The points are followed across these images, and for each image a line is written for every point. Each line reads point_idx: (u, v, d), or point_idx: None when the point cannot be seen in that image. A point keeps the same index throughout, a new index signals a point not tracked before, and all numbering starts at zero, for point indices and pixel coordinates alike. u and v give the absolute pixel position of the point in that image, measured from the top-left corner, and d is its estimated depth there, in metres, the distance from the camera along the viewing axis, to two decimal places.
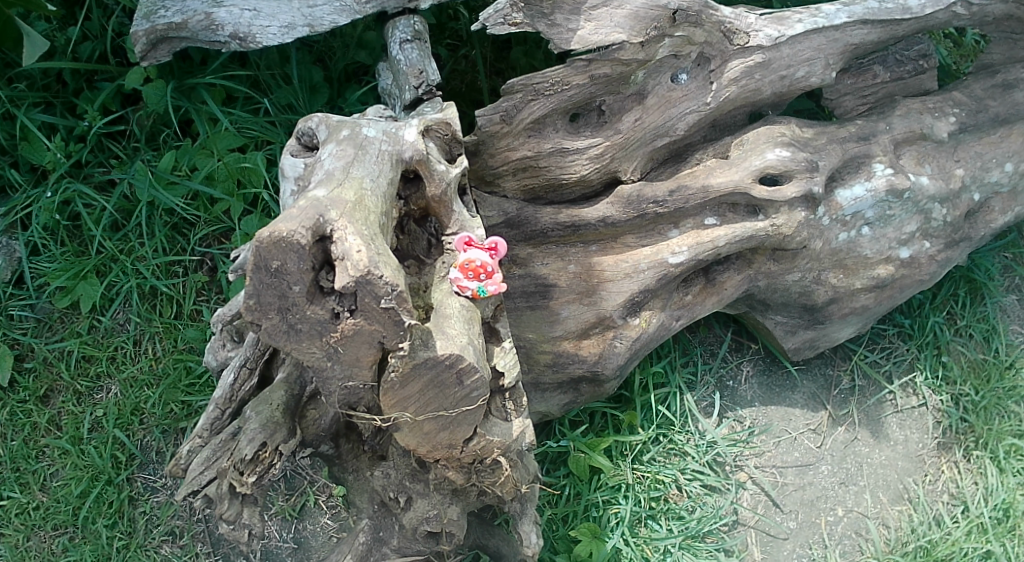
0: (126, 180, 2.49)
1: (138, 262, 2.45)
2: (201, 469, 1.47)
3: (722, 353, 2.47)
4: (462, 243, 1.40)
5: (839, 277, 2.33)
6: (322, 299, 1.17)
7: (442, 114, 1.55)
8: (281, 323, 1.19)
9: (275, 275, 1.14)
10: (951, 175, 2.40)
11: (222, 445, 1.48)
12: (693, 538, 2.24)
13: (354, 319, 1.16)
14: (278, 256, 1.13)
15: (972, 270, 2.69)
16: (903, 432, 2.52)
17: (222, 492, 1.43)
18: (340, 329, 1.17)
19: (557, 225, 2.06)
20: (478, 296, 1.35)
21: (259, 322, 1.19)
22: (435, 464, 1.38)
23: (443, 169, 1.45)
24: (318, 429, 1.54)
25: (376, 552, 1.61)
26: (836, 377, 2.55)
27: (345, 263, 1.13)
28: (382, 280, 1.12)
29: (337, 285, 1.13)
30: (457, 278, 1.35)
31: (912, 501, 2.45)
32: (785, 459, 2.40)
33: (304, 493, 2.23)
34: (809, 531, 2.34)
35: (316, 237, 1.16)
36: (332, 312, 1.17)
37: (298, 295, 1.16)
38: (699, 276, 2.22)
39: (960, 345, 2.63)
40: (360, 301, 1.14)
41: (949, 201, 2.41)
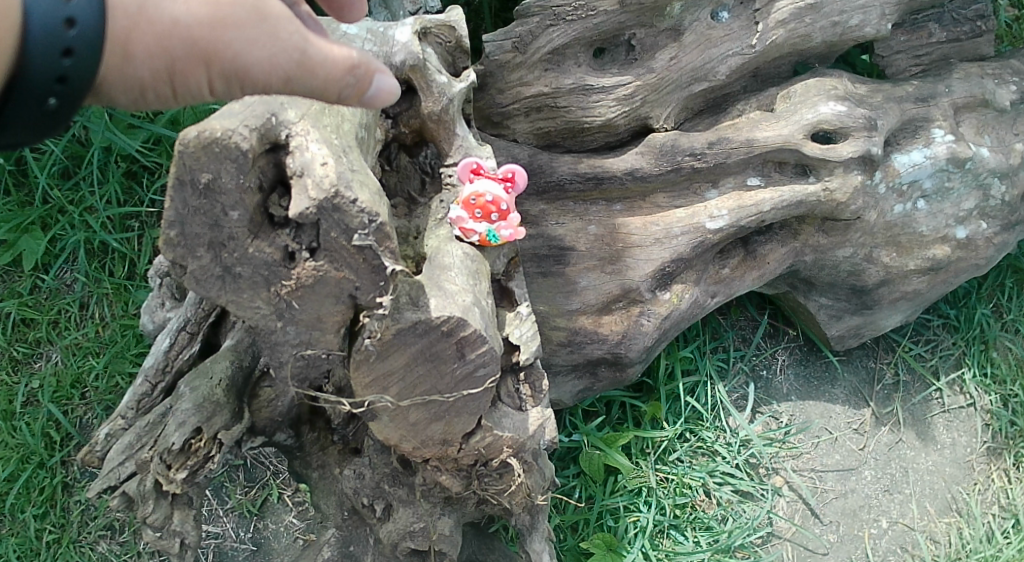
0: (79, 122, 2.13)
1: (87, 214, 2.12)
2: (121, 459, 1.18)
3: (756, 340, 2.17)
4: (468, 172, 1.08)
5: (893, 256, 2.01)
6: (271, 234, 0.89)
7: (444, 14, 1.22)
8: (213, 264, 0.90)
9: (205, 195, 0.85)
10: (1010, 150, 2.07)
11: (148, 428, 1.19)
12: (724, 553, 1.91)
13: (315, 261, 0.88)
14: (209, 167, 0.83)
15: (1021, 259, 2.38)
16: (950, 434, 2.21)
17: (145, 491, 1.15)
18: (295, 275, 0.89)
19: (576, 176, 1.73)
20: (486, 242, 1.04)
21: (184, 261, 0.91)
22: (424, 465, 1.07)
23: (444, 81, 1.15)
24: (273, 413, 1.24)
25: None
26: (879, 371, 2.25)
27: (303, 182, 0.85)
28: (355, 208, 0.83)
29: (291, 211, 0.84)
30: (461, 219, 1.03)
31: (961, 514, 2.12)
32: (825, 462, 2.09)
33: (267, 486, 1.89)
34: (851, 545, 2.02)
35: (264, 145, 0.87)
36: (285, 251, 0.89)
37: (236, 223, 0.87)
38: (736, 247, 1.91)
39: (1008, 340, 2.32)
40: (323, 236, 0.86)
41: (1009, 177, 2.06)
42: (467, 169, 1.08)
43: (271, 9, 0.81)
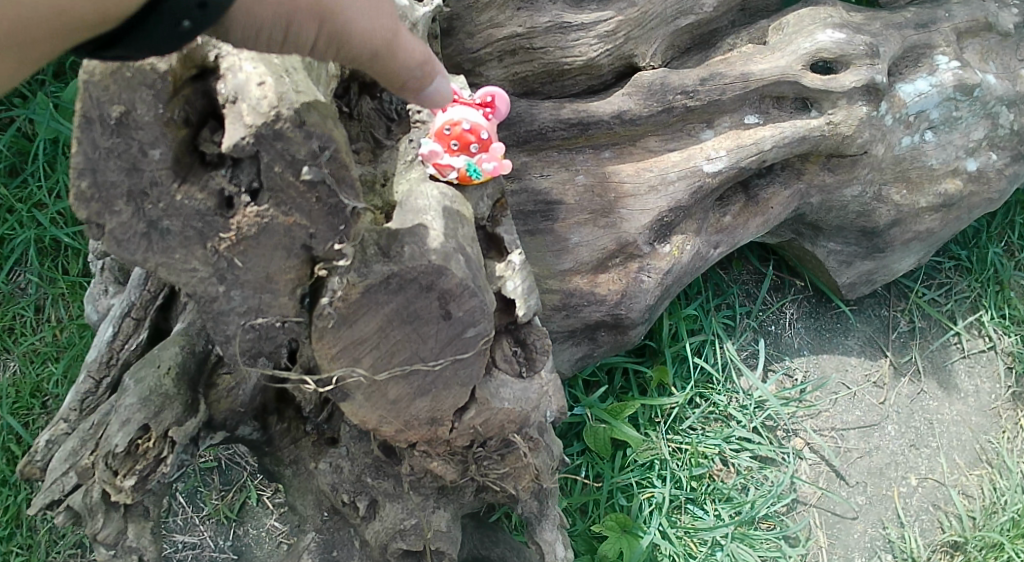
0: (24, 115, 1.97)
1: (37, 210, 1.94)
2: (64, 470, 1.05)
3: (762, 296, 2.03)
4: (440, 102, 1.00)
5: (902, 194, 1.87)
6: (203, 178, 0.78)
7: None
8: (137, 222, 0.77)
9: (119, 134, 0.73)
10: (1016, 75, 1.93)
11: (93, 428, 1.06)
12: (748, 525, 1.77)
13: (257, 206, 0.78)
14: (121, 95, 0.72)
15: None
16: (973, 381, 2.08)
17: (92, 503, 1.01)
18: (235, 226, 0.79)
19: (559, 122, 1.56)
20: (466, 178, 0.96)
21: (101, 219, 0.77)
22: (412, 452, 1.00)
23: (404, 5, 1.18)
24: (235, 404, 1.08)
25: None
26: (893, 319, 2.11)
27: (238, 108, 0.74)
28: (301, 135, 0.75)
29: (224, 145, 0.74)
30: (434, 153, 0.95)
31: (993, 465, 1.99)
32: (845, 420, 1.96)
33: (243, 488, 1.72)
34: (880, 507, 1.89)
35: (189, 71, 0.78)
36: (220, 195, 0.78)
37: (159, 164, 0.75)
38: (737, 193, 1.76)
39: (1021, 278, 2.19)
40: (268, 174, 0.76)
41: (1017, 105, 1.94)
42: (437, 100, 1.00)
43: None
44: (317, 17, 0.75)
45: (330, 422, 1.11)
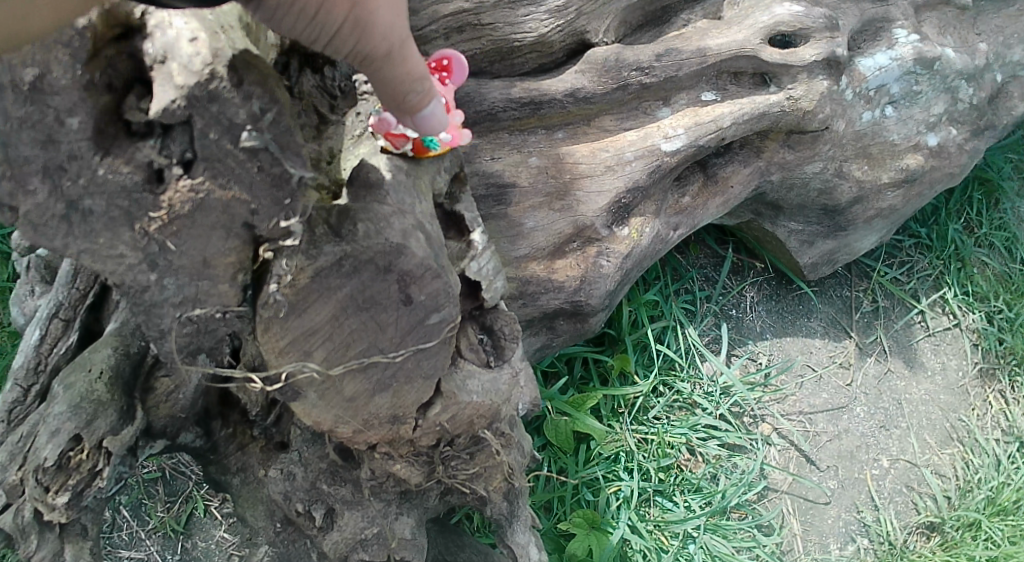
0: None
1: None
2: None
3: (722, 279, 1.98)
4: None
5: (864, 170, 1.82)
6: (129, 148, 0.71)
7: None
8: (54, 204, 0.70)
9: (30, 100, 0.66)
10: (975, 49, 1.91)
11: (23, 437, 0.99)
12: (720, 515, 1.72)
13: (192, 179, 0.72)
14: (35, 58, 0.66)
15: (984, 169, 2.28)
16: (939, 359, 2.07)
17: (25, 522, 0.95)
18: (166, 203, 0.72)
19: (512, 102, 1.47)
20: (424, 151, 0.93)
21: (15, 202, 0.69)
22: (370, 456, 0.96)
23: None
24: (175, 409, 0.99)
25: None
26: (855, 299, 2.09)
27: (166, 69, 0.70)
28: (238, 96, 0.69)
29: (153, 108, 0.69)
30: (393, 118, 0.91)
31: (964, 444, 1.98)
32: (812, 404, 1.92)
33: (190, 499, 1.61)
34: (854, 490, 1.85)
35: (111, 30, 0.73)
36: (149, 168, 0.71)
37: (78, 133, 0.68)
38: (695, 173, 1.71)
39: (982, 256, 2.19)
40: (202, 140, 0.70)
41: (975, 79, 1.92)
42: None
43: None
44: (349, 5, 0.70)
45: (278, 424, 1.04)
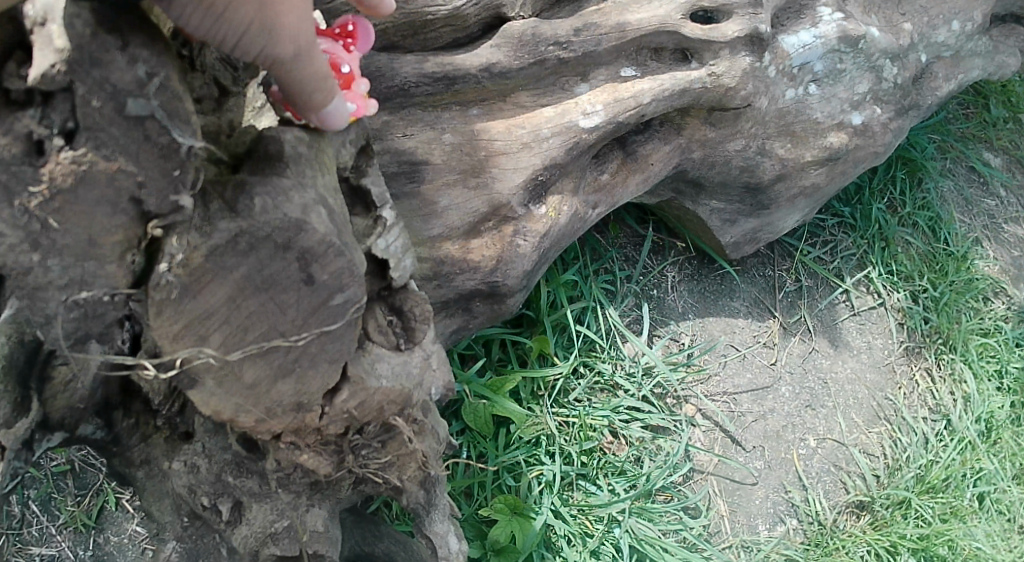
0: None
1: None
2: None
3: (642, 259, 1.98)
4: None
5: (786, 148, 1.85)
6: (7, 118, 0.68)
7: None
8: None
9: None
10: (898, 28, 1.93)
11: None
12: (646, 498, 1.71)
13: (72, 150, 0.68)
14: None
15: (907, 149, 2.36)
16: (864, 339, 2.12)
17: None
18: (46, 174, 0.68)
19: (424, 77, 1.44)
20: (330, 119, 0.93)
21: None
22: (275, 445, 0.91)
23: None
24: (74, 401, 0.91)
25: None
26: (779, 279, 2.12)
27: (43, 34, 0.66)
28: (122, 59, 0.67)
29: (31, 74, 0.65)
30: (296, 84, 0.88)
31: (889, 422, 2.04)
32: (737, 384, 1.93)
33: (100, 491, 1.56)
34: (780, 471, 1.88)
35: None
36: (27, 138, 0.68)
37: None
38: (615, 149, 1.69)
39: (907, 235, 2.28)
40: (82, 107, 0.66)
41: (899, 59, 1.94)
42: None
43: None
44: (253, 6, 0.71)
45: (183, 415, 0.97)
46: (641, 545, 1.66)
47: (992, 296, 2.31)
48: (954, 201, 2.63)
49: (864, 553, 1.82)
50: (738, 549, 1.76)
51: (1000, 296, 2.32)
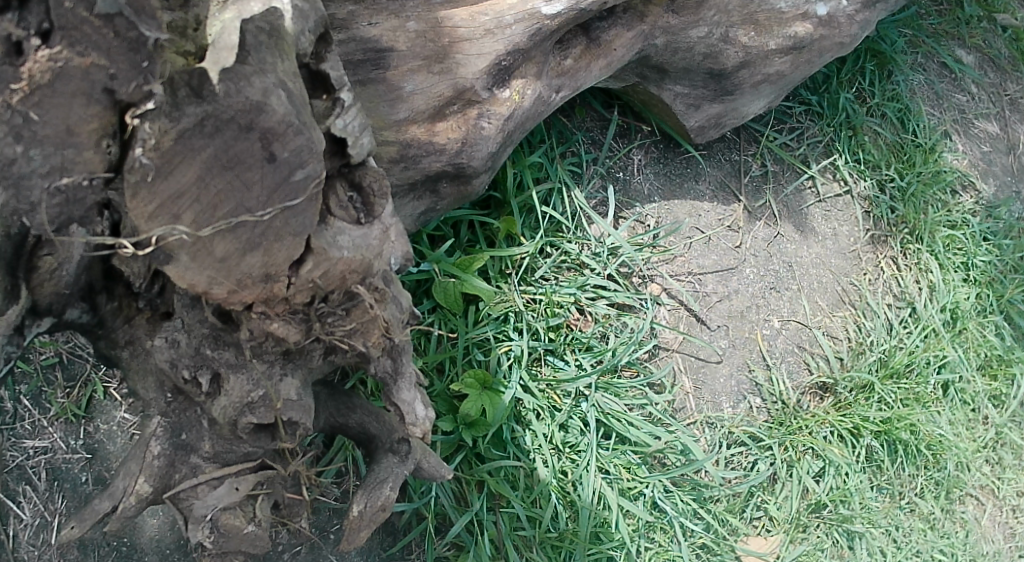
0: None
1: None
2: None
3: (609, 142, 2.04)
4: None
5: (750, 36, 1.95)
6: None
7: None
8: None
9: None
10: None
11: None
12: (610, 375, 1.80)
13: (50, 49, 0.71)
14: None
15: (879, 41, 2.47)
16: (830, 225, 2.24)
17: None
18: (26, 70, 0.71)
19: None
20: None
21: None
22: (248, 316, 0.96)
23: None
24: (59, 287, 0.96)
25: (183, 465, 1.12)
26: (745, 163, 2.21)
27: None
28: None
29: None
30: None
31: (856, 306, 2.14)
32: (702, 265, 2.02)
33: (89, 383, 1.65)
34: (745, 350, 1.96)
35: None
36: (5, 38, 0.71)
37: None
38: (578, 37, 1.78)
39: (875, 125, 2.39)
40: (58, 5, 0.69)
41: None
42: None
43: None
44: None
45: (163, 295, 1.03)
46: (605, 418, 1.75)
47: (960, 190, 2.53)
48: (926, 98, 2.75)
49: (828, 434, 1.94)
50: (703, 426, 1.85)
51: (969, 190, 2.56)
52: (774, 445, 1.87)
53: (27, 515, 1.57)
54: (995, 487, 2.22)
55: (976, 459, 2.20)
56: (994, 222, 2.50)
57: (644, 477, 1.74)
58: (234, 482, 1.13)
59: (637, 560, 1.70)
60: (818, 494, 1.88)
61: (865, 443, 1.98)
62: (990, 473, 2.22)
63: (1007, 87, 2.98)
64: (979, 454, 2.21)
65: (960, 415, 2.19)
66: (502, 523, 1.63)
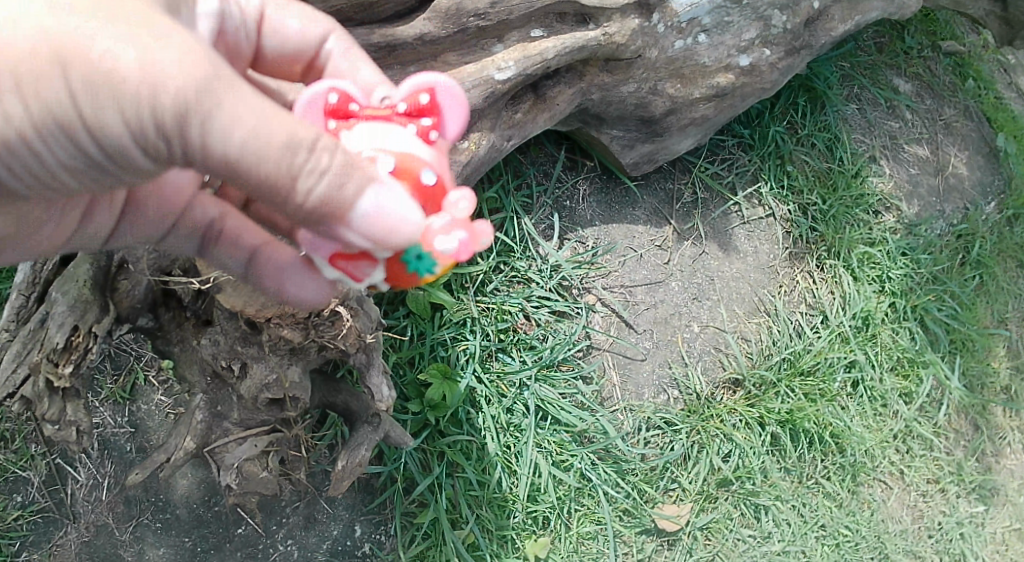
0: None
1: None
2: (16, 367, 1.62)
3: (557, 173, 2.44)
4: (307, 106, 1.20)
5: (676, 88, 2.35)
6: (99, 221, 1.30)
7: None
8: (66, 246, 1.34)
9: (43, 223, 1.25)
10: None
11: (32, 337, 1.62)
12: (549, 368, 2.24)
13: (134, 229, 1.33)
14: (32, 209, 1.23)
15: (812, 79, 2.68)
16: (752, 243, 2.54)
17: (40, 390, 1.48)
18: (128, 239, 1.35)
19: (373, 46, 2.02)
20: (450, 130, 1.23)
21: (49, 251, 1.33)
22: (268, 324, 1.39)
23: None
24: (133, 301, 1.55)
25: (218, 428, 1.63)
26: (677, 192, 2.56)
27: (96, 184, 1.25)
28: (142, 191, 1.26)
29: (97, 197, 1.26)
30: (341, 254, 1.17)
31: (769, 313, 2.47)
32: (633, 278, 2.42)
33: (132, 372, 2.06)
34: (666, 351, 2.36)
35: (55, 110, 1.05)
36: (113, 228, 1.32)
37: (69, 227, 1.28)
38: (529, 93, 2.22)
39: (803, 155, 2.63)
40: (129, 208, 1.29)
41: (789, 7, 2.36)
42: (304, 104, 1.20)
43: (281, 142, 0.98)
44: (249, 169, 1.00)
45: (204, 307, 1.49)
46: (543, 404, 2.20)
47: (882, 210, 2.66)
48: (857, 124, 2.73)
49: (735, 421, 2.31)
50: (628, 411, 2.27)
51: (891, 211, 2.67)
52: (684, 428, 2.27)
53: (83, 477, 2.01)
54: (902, 474, 2.43)
55: (883, 450, 2.42)
56: (914, 238, 2.64)
57: (573, 451, 2.18)
58: (254, 440, 1.68)
59: (568, 518, 2.15)
60: (724, 471, 2.25)
61: (770, 431, 2.31)
62: (897, 460, 2.43)
63: (945, 112, 2.88)
64: (887, 444, 2.43)
65: (867, 410, 2.43)
66: (459, 485, 2.09)
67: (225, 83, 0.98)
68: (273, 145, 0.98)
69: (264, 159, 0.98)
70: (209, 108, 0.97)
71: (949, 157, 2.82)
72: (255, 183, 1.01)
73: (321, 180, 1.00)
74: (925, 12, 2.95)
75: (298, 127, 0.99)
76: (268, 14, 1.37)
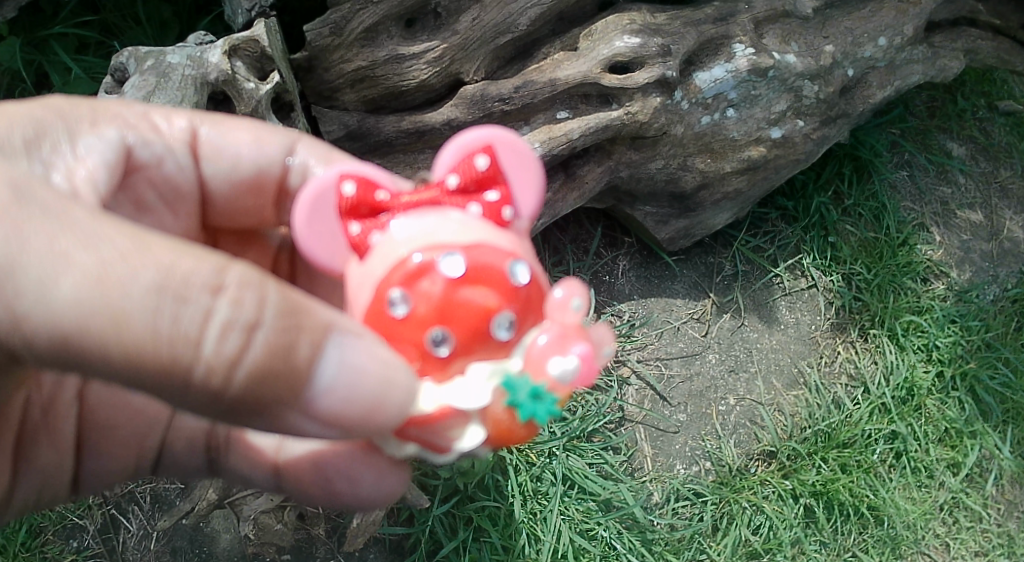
0: None
1: None
2: None
3: (594, 249, 2.47)
4: (320, 206, 1.06)
5: (707, 162, 2.30)
6: (93, 459, 1.43)
7: (249, 33, 1.79)
8: (76, 486, 1.47)
9: (35, 473, 1.39)
10: (820, 51, 2.28)
11: None
12: (578, 438, 2.27)
13: (128, 459, 1.46)
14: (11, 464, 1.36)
15: (858, 148, 2.68)
16: (794, 315, 2.56)
17: None
18: (134, 464, 1.47)
19: (401, 133, 2.06)
20: (524, 197, 1.10)
21: (51, 494, 1.45)
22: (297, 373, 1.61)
23: (252, 87, 1.73)
24: None
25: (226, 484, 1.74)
26: (718, 264, 2.58)
27: (59, 434, 1.36)
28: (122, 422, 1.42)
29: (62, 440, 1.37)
30: (426, 412, 0.97)
31: (808, 385, 2.49)
32: (670, 351, 2.45)
33: None
34: (700, 423, 2.39)
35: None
36: (117, 464, 1.46)
37: (54, 470, 1.40)
38: (559, 172, 2.25)
39: (849, 224, 2.65)
40: (104, 440, 1.42)
41: (820, 77, 2.30)
42: (319, 207, 1.06)
43: (134, 314, 0.83)
44: (111, 344, 0.84)
45: None
46: (570, 474, 2.22)
47: (931, 277, 2.67)
48: (907, 191, 2.77)
49: (767, 493, 2.33)
50: (656, 482, 2.30)
51: (940, 277, 2.67)
52: (713, 500, 2.29)
53: (134, 527, 2.15)
54: (947, 547, 2.43)
55: (928, 522, 2.42)
56: (964, 305, 2.62)
57: (598, 520, 2.20)
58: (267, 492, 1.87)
59: None
60: (754, 544, 2.27)
61: (803, 503, 2.33)
62: (944, 532, 2.43)
63: (1001, 173, 2.88)
64: (932, 517, 2.43)
65: (909, 483, 2.43)
66: (484, 551, 2.10)
67: (58, 227, 0.85)
68: (133, 293, 0.82)
69: (128, 317, 0.83)
70: (37, 265, 0.83)
71: (1004, 221, 2.81)
72: (123, 356, 0.85)
73: (227, 333, 0.84)
74: (982, 72, 2.94)
75: (170, 262, 0.84)
76: (202, 135, 1.32)
